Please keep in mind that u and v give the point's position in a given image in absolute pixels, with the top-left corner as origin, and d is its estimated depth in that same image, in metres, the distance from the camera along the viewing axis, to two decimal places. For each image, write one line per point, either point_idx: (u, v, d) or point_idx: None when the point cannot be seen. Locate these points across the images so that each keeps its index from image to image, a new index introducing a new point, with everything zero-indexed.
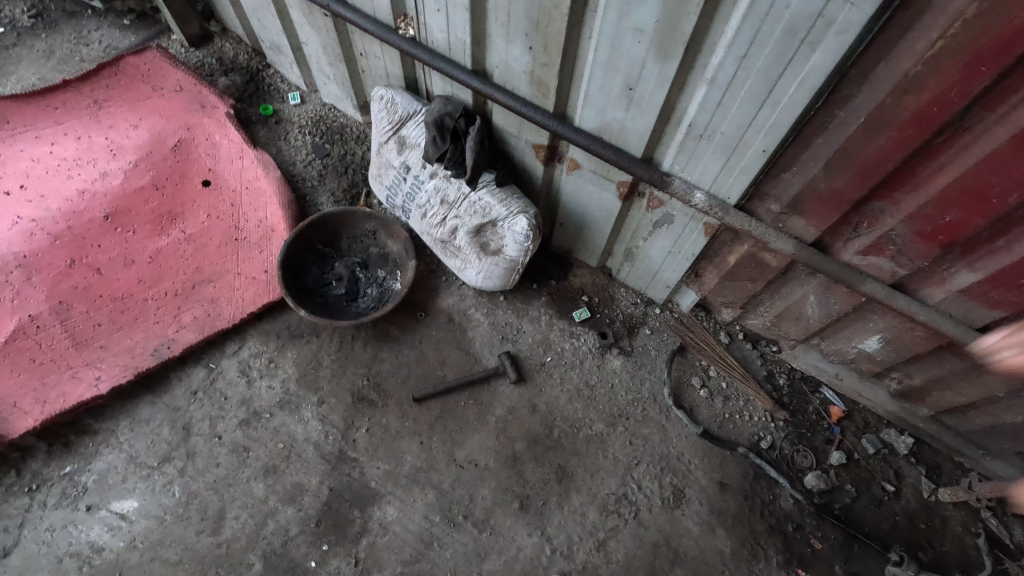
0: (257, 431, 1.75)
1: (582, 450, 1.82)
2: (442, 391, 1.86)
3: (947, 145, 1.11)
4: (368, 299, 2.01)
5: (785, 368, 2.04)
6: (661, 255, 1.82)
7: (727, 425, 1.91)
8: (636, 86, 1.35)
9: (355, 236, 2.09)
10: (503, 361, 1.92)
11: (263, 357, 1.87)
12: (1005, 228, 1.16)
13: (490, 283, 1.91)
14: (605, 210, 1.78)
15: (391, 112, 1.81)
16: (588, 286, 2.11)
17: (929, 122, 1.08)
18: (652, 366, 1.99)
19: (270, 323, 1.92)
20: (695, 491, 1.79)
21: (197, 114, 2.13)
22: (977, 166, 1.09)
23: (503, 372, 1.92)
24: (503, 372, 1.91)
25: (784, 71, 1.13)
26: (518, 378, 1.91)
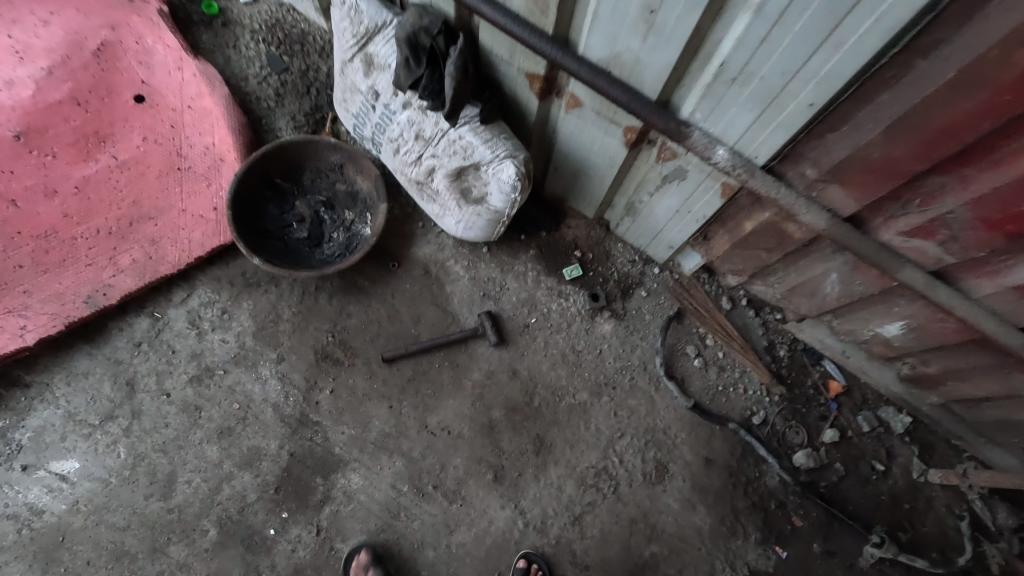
0: (209, 390, 1.60)
1: (563, 421, 1.70)
2: (415, 352, 1.70)
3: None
4: (333, 245, 1.79)
5: (787, 339, 1.89)
6: (668, 213, 1.59)
7: (720, 398, 1.79)
8: (659, 10, 1.05)
9: (319, 171, 1.82)
10: (483, 322, 1.75)
11: (215, 307, 1.68)
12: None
13: (472, 232, 1.70)
14: (608, 157, 1.52)
15: (354, 22, 1.46)
16: (582, 240, 1.89)
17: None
18: (645, 332, 1.83)
19: (222, 269, 1.71)
20: (679, 467, 1.71)
21: (122, 9, 1.75)
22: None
23: (483, 333, 1.75)
24: (483, 333, 1.75)
25: (858, 2, 0.85)
26: (499, 340, 1.75)
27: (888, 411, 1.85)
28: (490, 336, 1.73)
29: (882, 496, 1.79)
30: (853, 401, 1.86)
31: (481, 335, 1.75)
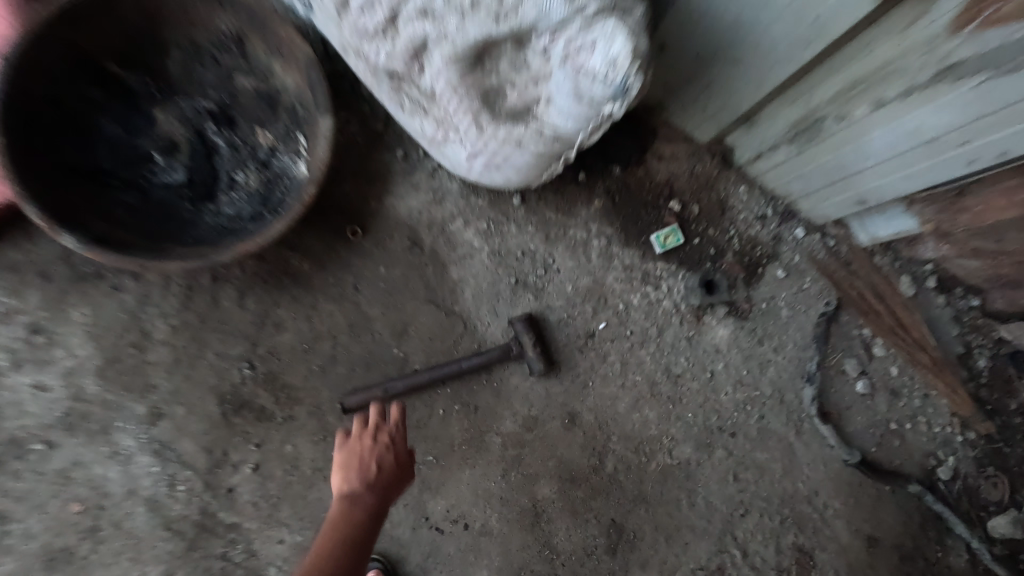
0: (25, 482, 0.88)
1: (653, 496, 1.03)
2: (403, 391, 0.96)
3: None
4: (236, 197, 0.96)
5: (995, 341, 1.14)
6: (900, 142, 0.80)
7: (890, 442, 1.13)
8: None
9: (191, 48, 0.91)
10: (519, 334, 1.00)
11: (17, 326, 0.89)
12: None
13: (499, 173, 0.90)
14: (815, 21, 0.71)
15: None
16: (682, 181, 1.10)
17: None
18: (782, 340, 1.11)
19: (23, 249, 0.90)
20: (830, 555, 1.08)
21: None
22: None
23: (519, 355, 1.00)
24: (518, 353, 1.00)
25: None
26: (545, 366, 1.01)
27: None
28: (530, 360, 0.99)
29: None
30: None
31: (515, 357, 1.00)
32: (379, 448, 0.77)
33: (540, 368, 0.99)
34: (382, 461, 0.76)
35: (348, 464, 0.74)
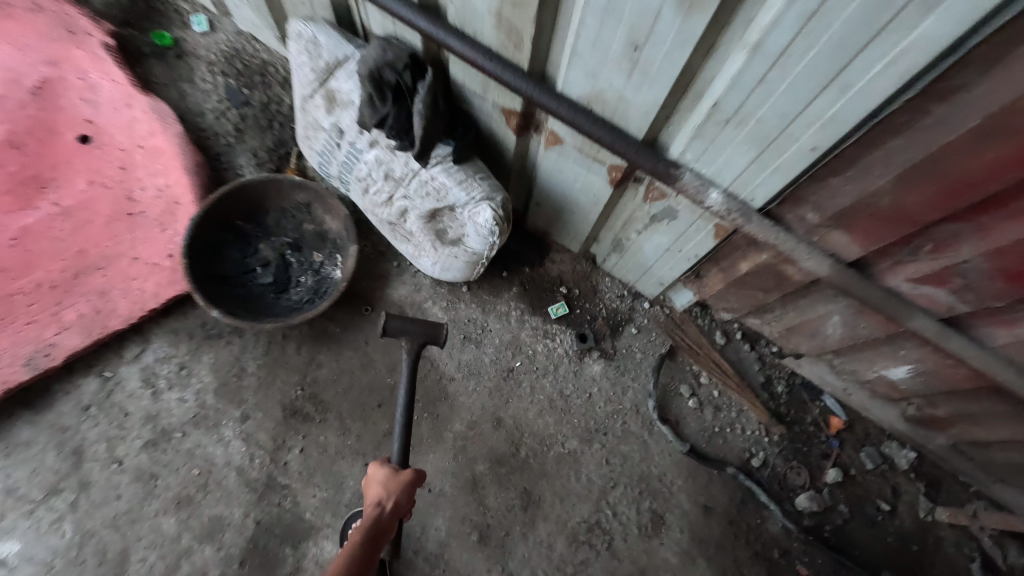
0: (165, 455, 1.47)
1: (551, 472, 1.59)
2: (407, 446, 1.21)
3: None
4: (301, 290, 1.65)
5: (785, 373, 1.80)
6: (657, 251, 1.49)
7: (717, 440, 1.70)
8: (644, 46, 0.94)
9: (284, 211, 1.69)
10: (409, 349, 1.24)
11: (172, 362, 1.54)
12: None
13: (448, 273, 1.59)
14: (592, 195, 1.43)
15: (315, 57, 1.37)
16: (567, 275, 1.79)
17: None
18: (636, 372, 1.72)
19: (180, 320, 1.57)
20: (676, 517, 1.60)
21: (64, 42, 1.58)
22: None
23: (419, 335, 1.21)
24: (414, 342, 1.21)
25: (870, 41, 0.73)
26: (399, 319, 1.20)
27: (891, 446, 1.79)
28: (402, 329, 1.20)
29: (890, 538, 1.71)
30: (855, 436, 1.79)
31: (439, 327, 1.23)
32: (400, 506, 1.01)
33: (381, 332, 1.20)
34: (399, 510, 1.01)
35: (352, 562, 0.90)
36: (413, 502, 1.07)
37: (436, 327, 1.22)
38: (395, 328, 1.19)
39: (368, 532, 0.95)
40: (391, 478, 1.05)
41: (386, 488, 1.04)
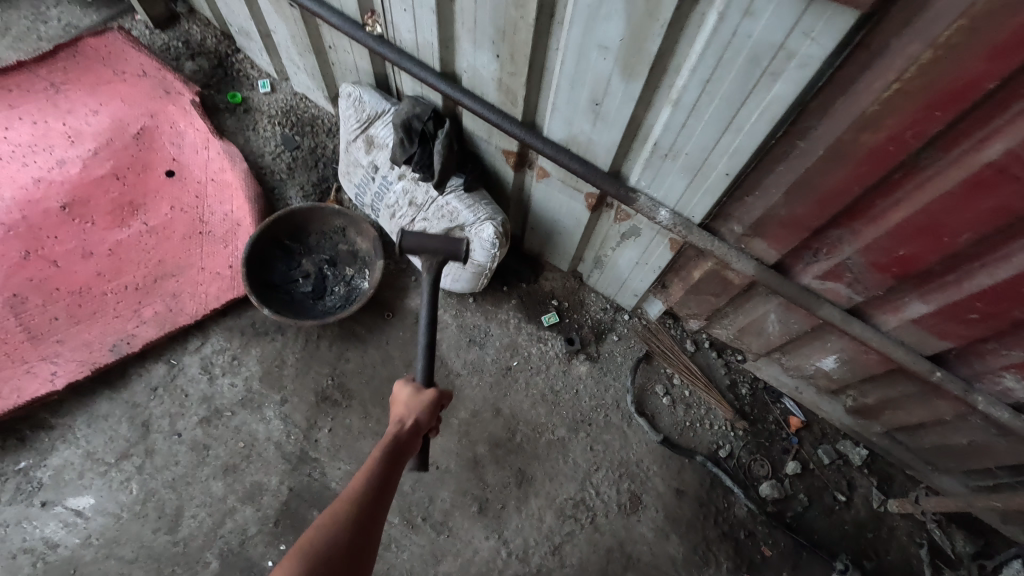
0: (217, 430, 1.75)
1: (542, 455, 1.85)
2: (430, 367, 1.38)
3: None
4: (335, 298, 1.97)
5: (748, 378, 2.04)
6: (629, 265, 1.82)
7: (688, 433, 1.95)
8: (602, 102, 1.30)
9: (324, 232, 2.03)
10: (429, 267, 1.40)
11: (226, 353, 1.85)
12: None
13: (456, 284, 1.93)
14: (575, 218, 1.76)
15: (359, 111, 1.76)
16: (558, 290, 2.11)
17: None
18: (616, 373, 2.00)
19: (234, 319, 1.89)
20: (652, 498, 1.83)
21: (161, 100, 2.03)
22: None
23: (437, 251, 1.37)
24: (433, 257, 1.38)
25: (747, 99, 1.08)
26: (416, 236, 1.37)
27: (846, 444, 1.96)
28: (418, 246, 1.37)
29: (847, 526, 1.87)
30: (813, 434, 1.98)
31: (457, 244, 1.37)
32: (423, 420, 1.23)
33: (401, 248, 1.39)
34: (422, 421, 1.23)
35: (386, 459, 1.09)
36: (435, 419, 1.28)
37: (454, 243, 1.37)
38: (411, 244, 1.37)
39: (397, 435, 1.15)
40: (414, 398, 1.26)
41: (410, 407, 1.25)
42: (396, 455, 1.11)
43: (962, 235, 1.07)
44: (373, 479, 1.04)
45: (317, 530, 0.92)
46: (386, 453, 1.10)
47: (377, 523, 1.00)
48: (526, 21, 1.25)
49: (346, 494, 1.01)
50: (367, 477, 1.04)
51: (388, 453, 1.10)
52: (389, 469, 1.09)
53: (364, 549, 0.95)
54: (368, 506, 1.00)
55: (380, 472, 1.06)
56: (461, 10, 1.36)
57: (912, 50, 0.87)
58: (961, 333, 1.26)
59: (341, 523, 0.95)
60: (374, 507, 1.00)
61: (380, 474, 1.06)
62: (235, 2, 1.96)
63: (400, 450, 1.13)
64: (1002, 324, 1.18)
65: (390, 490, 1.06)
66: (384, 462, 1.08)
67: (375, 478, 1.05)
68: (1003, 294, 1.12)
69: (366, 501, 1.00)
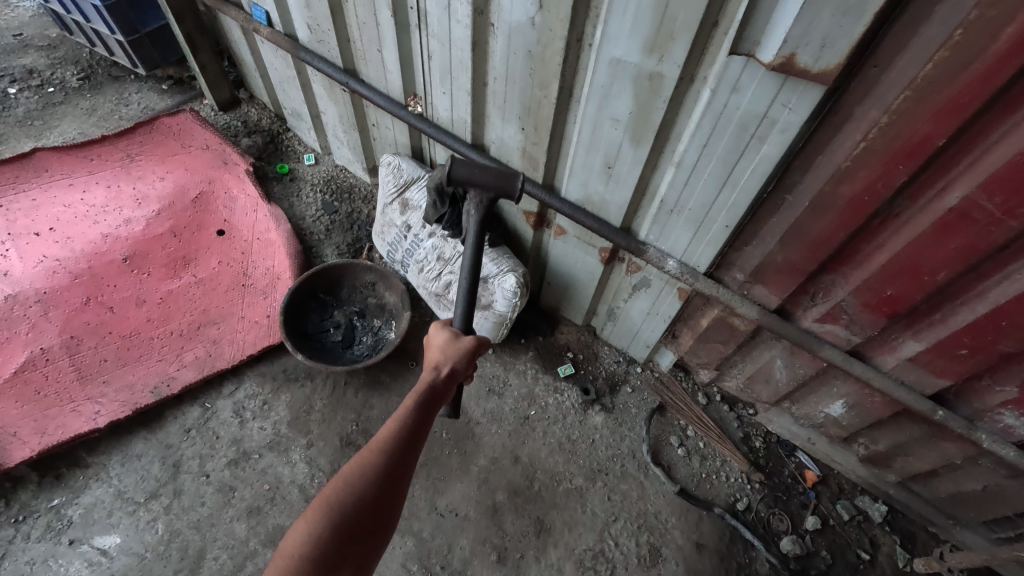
0: (244, 471, 1.78)
1: (561, 503, 1.86)
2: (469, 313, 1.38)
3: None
4: (363, 347, 2.07)
5: (762, 432, 2.06)
6: (641, 315, 1.94)
7: (705, 484, 1.94)
8: (614, 165, 1.50)
9: (355, 287, 2.18)
10: (477, 204, 1.34)
11: (258, 398, 1.92)
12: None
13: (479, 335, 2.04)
14: (590, 271, 1.91)
15: (397, 177, 2.01)
16: (574, 343, 2.23)
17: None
18: (631, 423, 2.05)
19: (268, 365, 2.00)
20: (672, 551, 1.80)
21: (219, 170, 2.41)
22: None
23: (488, 185, 1.31)
24: (484, 193, 1.32)
25: (740, 159, 1.27)
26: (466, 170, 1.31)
27: (864, 500, 1.92)
28: (469, 178, 1.31)
29: None
30: (830, 489, 1.95)
31: (511, 179, 1.31)
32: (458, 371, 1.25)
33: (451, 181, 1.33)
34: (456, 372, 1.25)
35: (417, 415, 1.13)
36: (471, 365, 1.30)
37: (509, 178, 1.31)
38: (461, 175, 1.32)
39: (431, 384, 1.18)
40: (451, 346, 1.28)
41: (446, 352, 1.28)
42: (429, 403, 1.16)
43: (940, 274, 1.20)
44: (400, 433, 1.09)
45: (341, 483, 1.00)
46: (416, 405, 1.14)
47: (402, 475, 1.06)
48: (549, 99, 1.48)
49: (373, 445, 1.06)
50: (394, 431, 1.09)
51: (416, 406, 1.13)
52: (418, 420, 1.13)
53: (386, 501, 1.03)
54: (391, 462, 1.05)
55: (408, 425, 1.10)
56: (493, 92, 1.61)
57: (872, 115, 1.07)
58: (956, 370, 1.35)
59: (364, 477, 1.01)
60: (398, 462, 1.06)
61: (408, 427, 1.10)
62: (292, 89, 2.33)
63: (431, 402, 1.16)
64: (991, 358, 1.27)
65: (419, 441, 1.11)
66: (415, 413, 1.13)
67: (403, 429, 1.09)
68: (986, 328, 1.22)
69: (391, 456, 1.05)
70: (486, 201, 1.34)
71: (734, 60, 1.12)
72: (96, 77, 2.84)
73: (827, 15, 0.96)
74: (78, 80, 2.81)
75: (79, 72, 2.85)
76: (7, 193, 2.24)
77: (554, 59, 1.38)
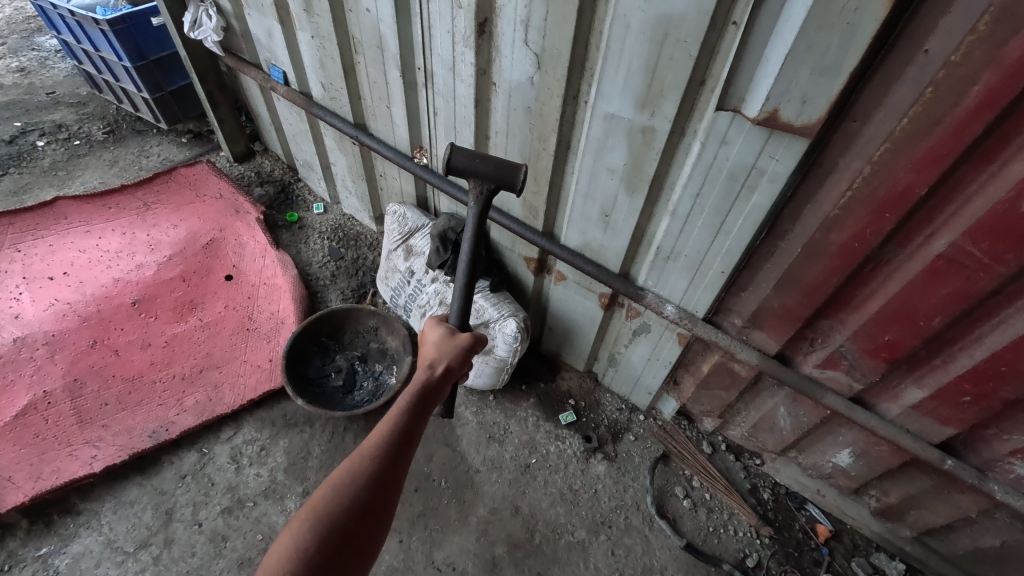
0: (237, 520, 1.73)
1: (563, 558, 1.79)
2: (466, 305, 1.42)
3: (1002, 146, 0.95)
4: (363, 392, 2.07)
5: (769, 483, 2.00)
6: (642, 361, 1.94)
7: (712, 539, 1.87)
8: (611, 213, 1.55)
9: (358, 331, 2.20)
10: (477, 197, 1.37)
11: (256, 443, 1.91)
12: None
13: (480, 380, 2.04)
14: (590, 317, 1.93)
15: (402, 225, 2.07)
16: (575, 390, 2.21)
17: (1002, 95, 0.89)
18: (635, 473, 2.00)
19: (267, 410, 1.99)
20: None
21: (231, 217, 2.50)
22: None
23: (488, 177, 1.33)
24: (485, 184, 1.35)
25: (731, 208, 1.31)
26: (468, 159, 1.32)
27: (881, 557, 1.83)
28: (469, 168, 1.33)
29: None
30: (844, 545, 1.86)
31: (510, 173, 1.31)
32: (453, 371, 1.25)
33: (451, 170, 1.34)
34: (450, 371, 1.24)
35: (409, 417, 1.12)
36: (466, 364, 1.30)
37: (509, 171, 1.31)
38: (461, 165, 1.32)
39: (425, 382, 1.18)
40: (445, 343, 1.29)
41: (440, 350, 1.28)
42: (422, 404, 1.15)
43: (935, 319, 1.20)
44: (391, 435, 1.07)
45: (330, 489, 0.98)
46: (408, 405, 1.13)
47: (394, 478, 1.04)
48: (548, 151, 1.55)
49: (363, 449, 1.05)
50: (385, 433, 1.07)
51: (409, 407, 1.13)
52: (411, 421, 1.12)
53: (377, 508, 1.00)
54: (382, 465, 1.03)
55: (400, 426, 1.09)
56: (495, 144, 1.69)
57: (855, 166, 1.12)
58: (961, 417, 1.33)
59: (353, 482, 0.99)
60: (389, 465, 1.04)
61: (400, 428, 1.09)
62: (305, 142, 2.44)
63: (424, 402, 1.16)
64: (995, 405, 1.25)
65: (412, 442, 1.10)
66: (407, 414, 1.12)
67: (395, 432, 1.08)
68: (986, 374, 1.21)
69: (382, 459, 1.04)
70: (486, 193, 1.36)
71: (721, 115, 1.18)
72: (121, 131, 3.00)
73: (805, 74, 1.02)
74: (103, 133, 2.97)
75: (105, 127, 3.01)
76: (26, 239, 2.33)
77: (552, 114, 1.45)
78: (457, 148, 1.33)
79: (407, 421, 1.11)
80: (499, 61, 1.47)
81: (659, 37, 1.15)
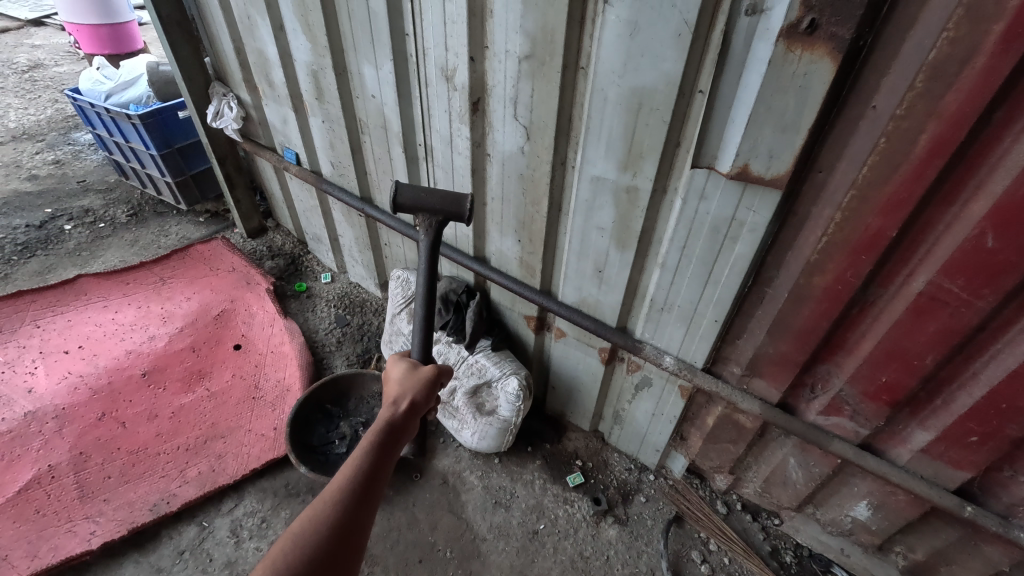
0: None
1: None
2: (426, 342, 1.47)
3: (959, 187, 1.01)
4: None
5: (791, 544, 1.91)
6: (646, 417, 1.93)
7: None
8: (605, 269, 1.62)
9: (363, 398, 2.21)
10: (427, 228, 1.45)
11: (256, 516, 1.86)
12: (1012, 313, 1.07)
13: (484, 445, 2.01)
14: (591, 372, 1.94)
15: (405, 289, 2.15)
16: (581, 450, 2.18)
17: (950, 141, 0.97)
18: (648, 537, 1.92)
19: (270, 480, 1.96)
20: None
21: (242, 289, 2.61)
22: (994, 210, 0.97)
23: (435, 209, 1.40)
24: (433, 216, 1.42)
25: (718, 258, 1.37)
26: (415, 194, 1.39)
27: None
28: (416, 203, 1.40)
29: None
30: None
31: (458, 202, 1.40)
32: (418, 409, 1.26)
33: (399, 206, 1.40)
34: (415, 409, 1.25)
35: (374, 458, 1.11)
36: (431, 399, 1.32)
37: (455, 202, 1.40)
38: (409, 200, 1.39)
39: (390, 420, 1.18)
40: (409, 378, 1.31)
41: (405, 385, 1.30)
42: (387, 444, 1.15)
43: (928, 357, 1.22)
44: (355, 476, 1.06)
45: (291, 538, 0.96)
46: (372, 444, 1.13)
47: (360, 522, 1.03)
48: (541, 213, 1.64)
49: (326, 493, 1.03)
50: (349, 476, 1.06)
51: (375, 445, 1.13)
52: (376, 460, 1.11)
53: (343, 553, 0.98)
54: (348, 508, 1.02)
55: (364, 467, 1.09)
56: (491, 211, 1.80)
57: (827, 213, 1.19)
58: (972, 459, 1.30)
59: (317, 528, 0.97)
60: (355, 508, 1.03)
61: (366, 469, 1.08)
62: (314, 217, 2.59)
63: (389, 439, 1.16)
64: (1004, 444, 1.23)
65: (378, 482, 1.09)
66: (371, 454, 1.11)
67: (359, 473, 1.07)
68: (988, 411, 1.20)
69: (347, 501, 1.02)
70: (435, 224, 1.44)
71: (698, 173, 1.27)
72: (144, 213, 3.19)
73: (768, 132, 1.11)
74: (127, 216, 3.15)
75: (129, 210, 3.20)
76: (46, 315, 2.42)
77: (543, 179, 1.56)
78: (402, 185, 1.39)
79: (372, 463, 1.10)
80: (492, 134, 1.60)
81: (634, 106, 1.26)
